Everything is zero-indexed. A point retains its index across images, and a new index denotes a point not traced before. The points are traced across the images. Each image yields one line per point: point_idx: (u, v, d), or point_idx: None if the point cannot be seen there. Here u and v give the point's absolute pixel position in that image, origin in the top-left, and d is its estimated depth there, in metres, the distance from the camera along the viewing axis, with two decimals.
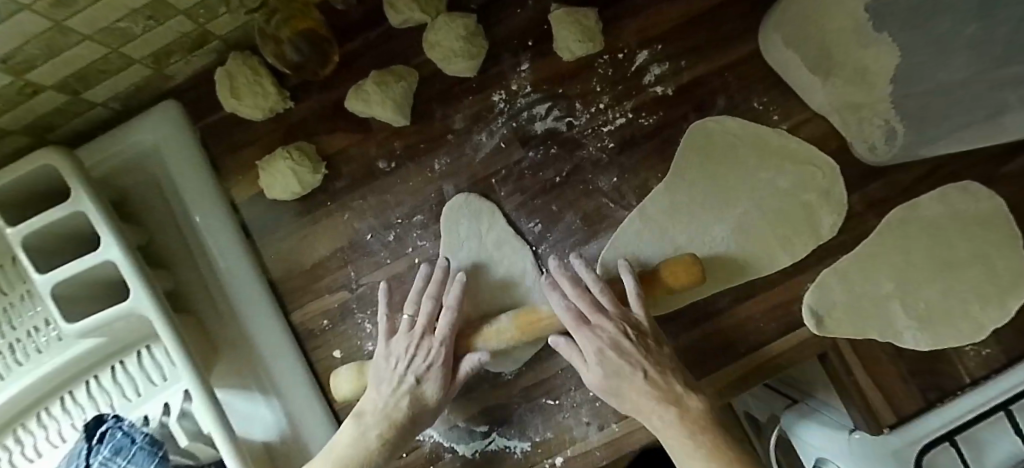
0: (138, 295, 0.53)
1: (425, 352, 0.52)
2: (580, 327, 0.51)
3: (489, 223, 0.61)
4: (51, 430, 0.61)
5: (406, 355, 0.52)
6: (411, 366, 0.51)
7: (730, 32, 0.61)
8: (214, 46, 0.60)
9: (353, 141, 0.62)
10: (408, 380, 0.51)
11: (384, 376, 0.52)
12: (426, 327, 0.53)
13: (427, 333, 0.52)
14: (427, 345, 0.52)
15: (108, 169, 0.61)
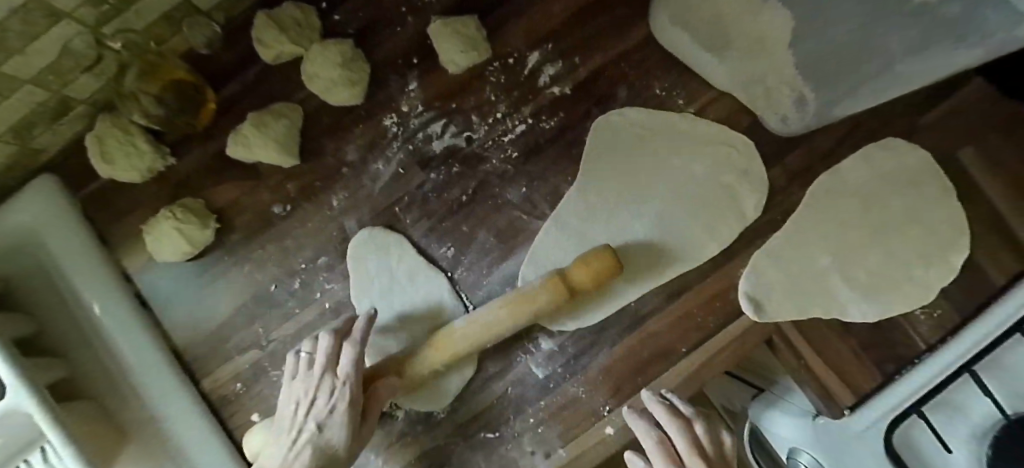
0: (14, 391, 0.48)
1: (325, 392, 0.47)
2: (670, 464, 0.45)
3: (402, 259, 0.57)
4: None
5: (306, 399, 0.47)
6: (311, 411, 0.46)
7: (621, 20, 0.59)
8: (81, 111, 0.57)
9: (244, 190, 0.59)
10: (309, 427, 0.46)
11: (283, 424, 0.47)
12: (329, 365, 0.48)
13: (328, 373, 0.47)
14: (327, 384, 0.47)
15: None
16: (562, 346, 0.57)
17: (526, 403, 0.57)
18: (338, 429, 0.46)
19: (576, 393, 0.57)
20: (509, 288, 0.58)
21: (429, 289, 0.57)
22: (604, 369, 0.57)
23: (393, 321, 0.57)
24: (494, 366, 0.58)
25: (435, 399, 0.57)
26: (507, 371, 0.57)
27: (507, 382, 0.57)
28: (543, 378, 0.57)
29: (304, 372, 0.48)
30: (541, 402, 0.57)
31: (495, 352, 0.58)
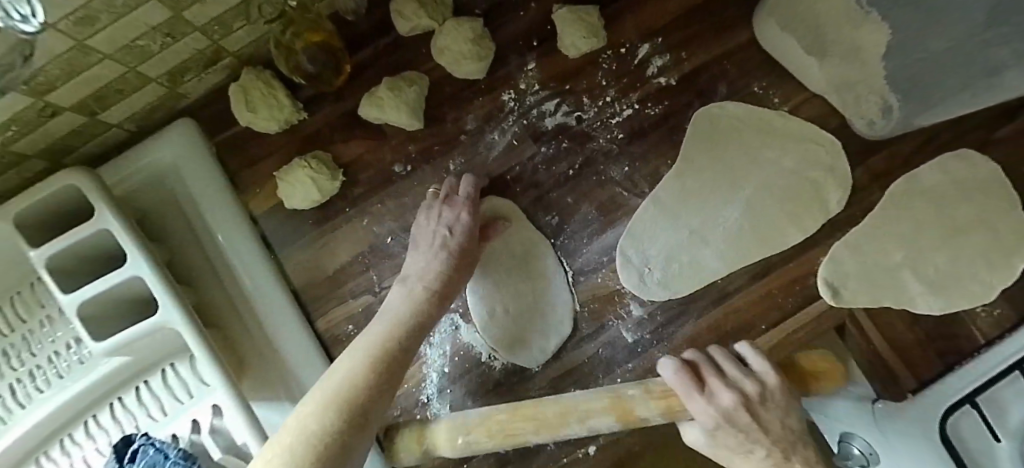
0: (168, 308, 0.53)
1: (450, 209, 0.57)
2: (702, 388, 0.53)
3: (515, 234, 0.62)
4: (76, 455, 0.60)
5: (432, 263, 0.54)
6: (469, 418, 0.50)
7: (726, 22, 0.64)
8: (227, 63, 0.61)
9: (368, 148, 0.63)
10: (441, 233, 0.56)
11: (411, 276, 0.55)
12: (456, 257, 0.55)
13: (450, 198, 0.59)
14: (451, 202, 0.58)
15: (126, 191, 0.62)
16: (652, 314, 0.62)
17: (615, 364, 0.62)
18: (421, 290, 0.53)
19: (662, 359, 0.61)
20: (606, 258, 0.63)
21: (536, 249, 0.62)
22: (689, 339, 0.62)
23: (500, 279, 0.62)
24: (588, 328, 0.62)
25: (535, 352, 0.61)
26: (600, 333, 0.62)
27: (599, 343, 0.62)
28: (633, 342, 0.62)
29: (423, 218, 0.59)
30: (630, 364, 0.61)
31: (590, 315, 0.62)
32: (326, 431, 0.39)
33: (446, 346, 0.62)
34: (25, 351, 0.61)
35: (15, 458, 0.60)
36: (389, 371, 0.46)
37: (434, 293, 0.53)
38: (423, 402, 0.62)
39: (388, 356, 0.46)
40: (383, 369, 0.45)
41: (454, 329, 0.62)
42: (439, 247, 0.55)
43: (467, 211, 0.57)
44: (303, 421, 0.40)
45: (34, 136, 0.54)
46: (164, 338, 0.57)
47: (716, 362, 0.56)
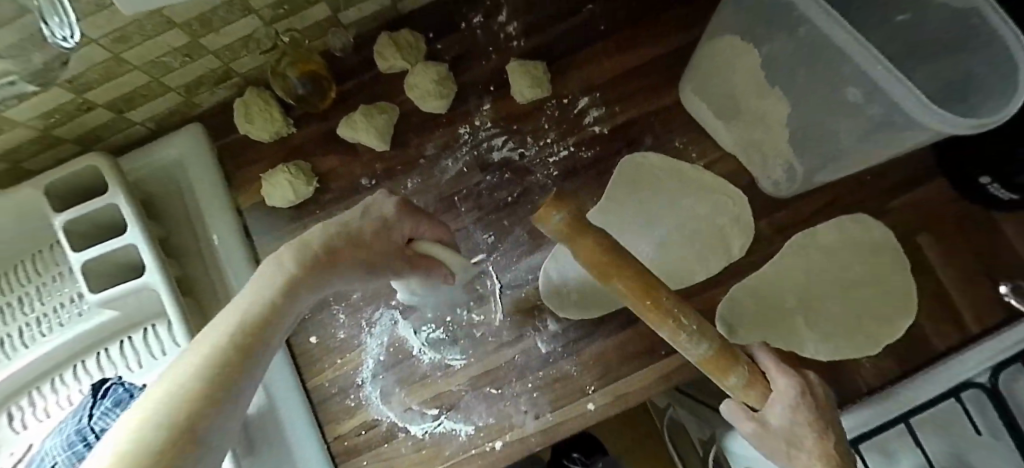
0: (153, 273, 0.64)
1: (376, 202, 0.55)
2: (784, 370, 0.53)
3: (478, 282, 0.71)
4: (61, 393, 0.72)
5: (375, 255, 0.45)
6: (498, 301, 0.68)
7: (657, 85, 0.74)
8: (235, 81, 0.74)
9: (342, 162, 0.75)
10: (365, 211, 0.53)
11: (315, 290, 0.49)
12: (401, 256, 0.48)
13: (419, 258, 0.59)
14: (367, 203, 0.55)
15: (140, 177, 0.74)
16: (565, 330, 0.70)
17: (528, 371, 0.70)
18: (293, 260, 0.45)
19: (570, 370, 0.69)
20: (531, 276, 0.72)
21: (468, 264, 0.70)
22: (596, 355, 0.70)
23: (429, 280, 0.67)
24: (508, 335, 0.71)
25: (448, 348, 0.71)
26: (518, 342, 0.70)
27: (516, 350, 0.70)
28: (545, 353, 0.70)
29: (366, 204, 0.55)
30: (541, 372, 0.70)
31: (511, 325, 0.71)
32: (179, 418, 0.29)
33: (384, 337, 0.71)
34: (37, 299, 0.73)
35: (15, 386, 0.71)
36: (262, 334, 0.39)
37: (307, 265, 0.45)
38: (358, 384, 0.71)
39: (262, 320, 0.40)
40: (250, 348, 0.38)
41: (393, 324, 0.71)
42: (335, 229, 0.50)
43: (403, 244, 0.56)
44: (146, 402, 0.30)
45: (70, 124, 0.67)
46: (148, 299, 0.68)
47: (766, 354, 0.55)
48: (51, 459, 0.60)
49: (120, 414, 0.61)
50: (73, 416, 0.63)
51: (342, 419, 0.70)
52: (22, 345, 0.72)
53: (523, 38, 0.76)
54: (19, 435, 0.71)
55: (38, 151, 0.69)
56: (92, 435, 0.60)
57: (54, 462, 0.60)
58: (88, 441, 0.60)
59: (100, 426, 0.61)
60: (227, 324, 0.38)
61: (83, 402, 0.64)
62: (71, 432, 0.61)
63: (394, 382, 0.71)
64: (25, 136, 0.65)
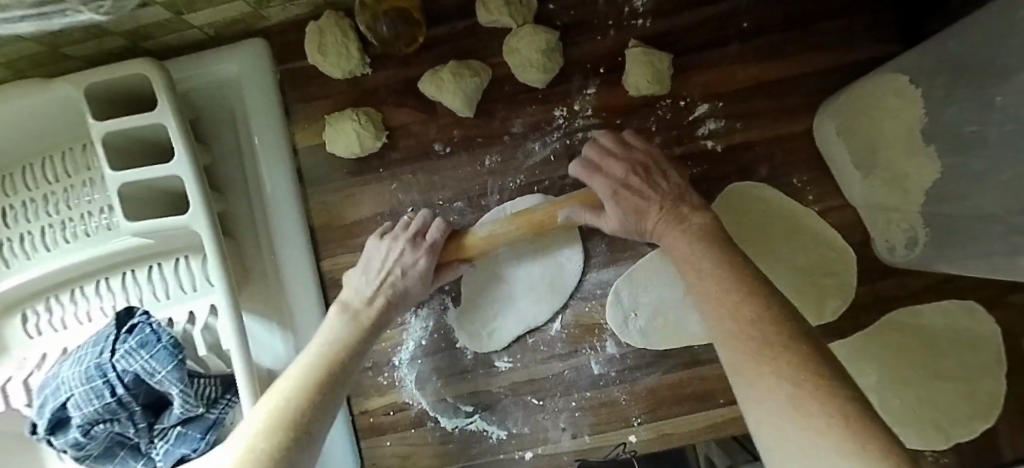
0: (196, 211, 0.57)
1: (413, 248, 0.58)
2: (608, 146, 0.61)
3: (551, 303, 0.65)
4: (82, 307, 0.67)
5: (388, 261, 0.58)
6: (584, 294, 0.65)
7: (789, 108, 0.64)
8: (312, 0, 0.64)
9: (417, 119, 0.66)
10: (392, 270, 0.58)
11: (371, 268, 0.59)
12: (416, 234, 0.59)
13: (415, 237, 0.59)
14: (416, 243, 0.59)
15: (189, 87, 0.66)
16: (624, 355, 0.65)
17: (575, 388, 0.65)
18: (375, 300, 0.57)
19: (618, 398, 0.65)
20: (600, 291, 0.65)
21: (558, 277, 0.64)
22: (649, 389, 0.65)
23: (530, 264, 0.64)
24: (561, 348, 0.65)
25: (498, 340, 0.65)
26: (571, 357, 0.65)
27: (567, 365, 0.65)
28: (597, 374, 0.65)
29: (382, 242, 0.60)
30: (588, 393, 0.65)
31: (567, 338, 0.65)
32: (298, 408, 0.46)
33: (429, 321, 0.66)
34: (62, 201, 0.66)
35: (31, 290, 0.67)
36: (339, 370, 0.51)
37: (388, 305, 0.57)
38: (394, 364, 0.66)
39: (354, 345, 0.54)
40: (324, 385, 0.49)
41: (442, 309, 0.66)
42: (388, 286, 0.58)
43: (428, 251, 0.58)
44: (275, 399, 0.46)
45: (121, 18, 0.57)
46: (186, 233, 0.61)
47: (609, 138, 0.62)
48: (68, 390, 0.56)
49: (145, 358, 0.56)
50: (93, 345, 0.59)
51: (372, 396, 0.66)
52: (43, 247, 0.66)
53: (651, 17, 0.64)
54: (32, 341, 0.68)
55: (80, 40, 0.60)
56: (112, 373, 0.57)
57: (72, 393, 0.56)
58: (108, 378, 0.56)
59: (122, 366, 0.57)
60: (335, 334, 0.54)
61: (104, 331, 0.59)
62: (90, 364, 0.57)
63: (432, 369, 0.66)
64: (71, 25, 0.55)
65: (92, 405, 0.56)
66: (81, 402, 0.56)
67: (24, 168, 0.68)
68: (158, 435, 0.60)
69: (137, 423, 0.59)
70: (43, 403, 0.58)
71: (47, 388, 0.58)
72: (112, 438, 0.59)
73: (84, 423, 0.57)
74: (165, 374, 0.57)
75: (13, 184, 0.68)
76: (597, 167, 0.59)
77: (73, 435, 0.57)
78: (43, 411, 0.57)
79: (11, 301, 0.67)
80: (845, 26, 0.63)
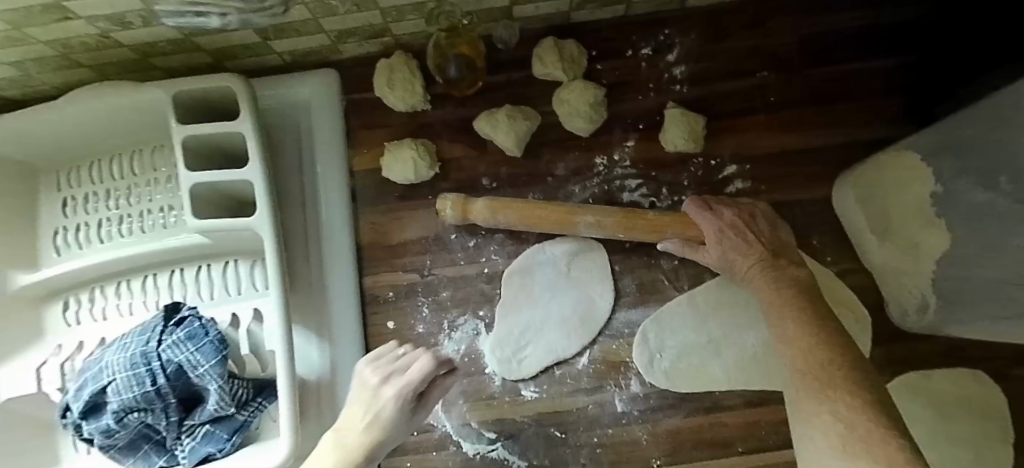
0: (261, 215, 0.61)
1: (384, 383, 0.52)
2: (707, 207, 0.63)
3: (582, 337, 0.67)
4: (124, 300, 0.70)
5: (371, 395, 0.51)
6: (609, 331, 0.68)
7: (810, 175, 0.70)
8: (385, 41, 0.71)
9: (467, 155, 0.72)
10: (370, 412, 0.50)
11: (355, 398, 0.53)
12: (394, 375, 0.52)
13: (389, 378, 0.52)
14: (381, 391, 0.51)
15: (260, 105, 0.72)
16: (647, 395, 0.67)
17: (597, 424, 0.66)
18: (350, 446, 0.49)
19: (639, 437, 0.66)
20: (627, 330, 0.68)
21: (588, 310, 0.68)
22: (670, 431, 0.66)
23: (563, 295, 0.68)
24: (586, 383, 0.67)
25: (528, 370, 0.67)
26: (595, 392, 0.67)
27: (591, 400, 0.67)
28: (620, 412, 0.66)
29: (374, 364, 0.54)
30: (610, 429, 0.66)
31: (592, 373, 0.67)
32: None
33: (461, 345, 0.68)
34: (125, 198, 0.71)
35: (77, 280, 0.69)
36: None
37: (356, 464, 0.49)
38: None
39: None
40: None
41: (474, 334, 0.68)
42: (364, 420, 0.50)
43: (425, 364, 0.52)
44: None
45: (214, 36, 0.65)
46: (243, 237, 0.65)
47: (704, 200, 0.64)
48: (110, 375, 0.58)
49: (191, 350, 0.59)
50: (139, 334, 0.61)
51: None
52: (98, 239, 0.71)
53: (688, 84, 0.72)
54: (71, 329, 0.70)
55: (170, 52, 0.68)
56: (156, 362, 0.58)
57: (114, 378, 0.58)
58: (152, 366, 0.58)
59: (167, 356, 0.58)
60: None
61: (151, 323, 0.62)
62: (135, 351, 0.59)
63: (459, 392, 0.67)
64: (166, 36, 0.64)
65: (132, 392, 0.57)
66: (122, 388, 0.57)
67: (91, 164, 0.73)
68: (186, 432, 0.61)
69: (169, 416, 0.60)
70: (83, 385, 0.59)
71: (88, 371, 0.60)
72: (140, 431, 0.60)
73: (120, 409, 0.58)
74: (207, 368, 0.59)
75: (78, 178, 0.72)
76: (705, 206, 0.63)
77: (106, 421, 0.58)
78: (82, 393, 0.58)
79: (56, 288, 0.69)
80: (861, 108, 0.71)
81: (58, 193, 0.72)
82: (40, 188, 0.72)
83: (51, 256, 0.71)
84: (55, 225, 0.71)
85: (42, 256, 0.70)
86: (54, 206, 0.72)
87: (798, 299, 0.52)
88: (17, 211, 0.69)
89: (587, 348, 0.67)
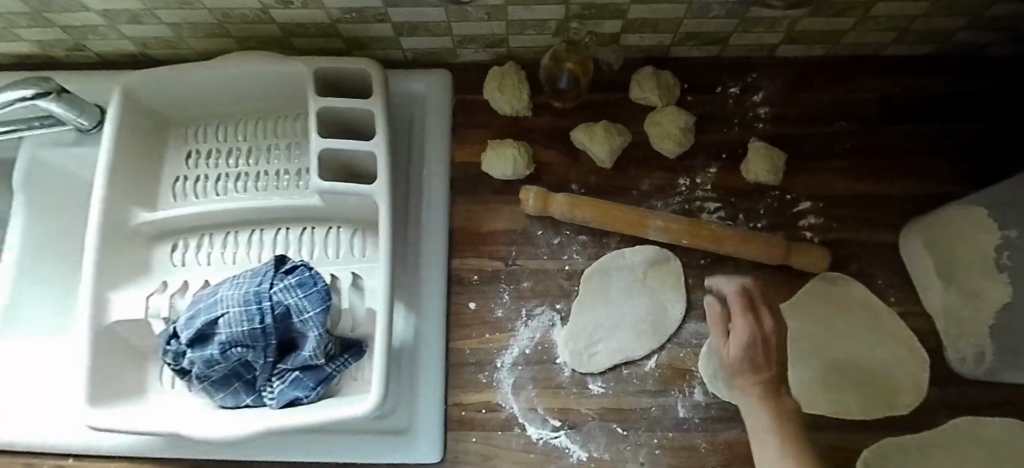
0: (381, 184, 0.67)
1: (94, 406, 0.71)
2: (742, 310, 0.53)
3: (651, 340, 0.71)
4: (229, 248, 0.75)
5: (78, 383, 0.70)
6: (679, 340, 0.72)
7: (879, 219, 0.75)
8: (500, 52, 0.79)
9: (560, 160, 0.78)
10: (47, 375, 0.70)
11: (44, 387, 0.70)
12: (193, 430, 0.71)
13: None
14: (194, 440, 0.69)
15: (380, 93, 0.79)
16: (709, 405, 0.69)
17: (659, 426, 0.69)
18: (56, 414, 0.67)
19: (698, 444, 0.68)
20: (695, 341, 0.71)
21: (661, 316, 0.71)
22: (728, 443, 0.68)
23: (635, 301, 0.72)
24: (652, 385, 0.70)
25: (598, 365, 0.70)
26: (659, 395, 0.70)
27: (655, 402, 0.70)
28: (682, 418, 0.69)
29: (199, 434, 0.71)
30: (670, 433, 0.69)
31: (658, 377, 0.70)
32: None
33: (536, 332, 0.72)
34: (247, 158, 0.78)
35: (192, 224, 0.74)
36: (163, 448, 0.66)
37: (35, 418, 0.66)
38: (496, 366, 0.71)
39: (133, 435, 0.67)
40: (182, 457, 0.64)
41: (550, 325, 0.72)
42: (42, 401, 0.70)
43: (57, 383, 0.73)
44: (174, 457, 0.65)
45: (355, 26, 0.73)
46: (354, 203, 0.70)
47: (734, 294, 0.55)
48: (223, 307, 0.62)
49: (300, 295, 0.63)
50: (251, 276, 0.65)
51: (469, 390, 0.70)
52: (215, 191, 0.77)
53: (769, 124, 0.78)
54: (175, 269, 0.74)
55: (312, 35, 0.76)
56: (267, 302, 0.63)
57: (227, 311, 0.62)
58: (263, 305, 0.62)
59: (277, 298, 0.63)
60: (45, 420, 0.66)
61: (262, 268, 0.66)
62: (249, 290, 0.63)
63: (530, 378, 0.70)
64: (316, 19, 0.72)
65: (242, 326, 0.61)
66: (234, 321, 0.62)
67: (219, 124, 0.80)
68: (276, 375, 0.65)
69: (266, 357, 0.64)
70: (194, 315, 0.63)
71: (201, 302, 0.64)
72: (236, 367, 0.64)
73: (227, 341, 0.62)
74: (312, 314, 0.63)
75: (206, 135, 0.79)
76: (746, 309, 0.53)
77: (211, 351, 0.62)
78: (194, 322, 0.62)
79: (170, 230, 0.75)
80: (928, 165, 0.76)
81: (184, 145, 0.79)
82: (170, 140, 0.79)
83: (169, 200, 0.77)
84: (178, 173, 0.78)
85: (161, 199, 0.76)
86: (179, 156, 0.79)
87: (773, 409, 0.50)
88: (149, 156, 0.76)
89: (656, 351, 0.71)
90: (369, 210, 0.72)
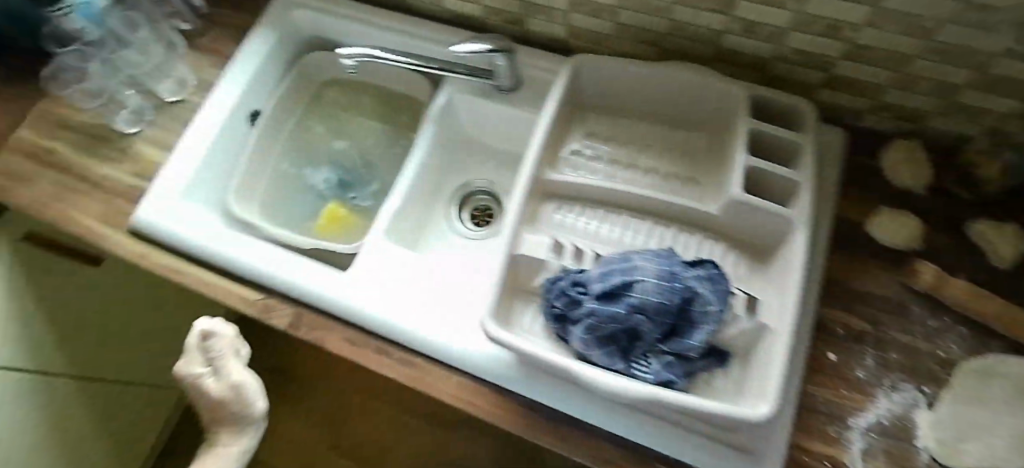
0: (805, 208, 0.70)
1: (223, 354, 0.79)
2: None
3: None
4: (607, 225, 0.81)
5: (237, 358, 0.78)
6: None
7: None
8: (907, 126, 0.84)
9: (951, 247, 0.77)
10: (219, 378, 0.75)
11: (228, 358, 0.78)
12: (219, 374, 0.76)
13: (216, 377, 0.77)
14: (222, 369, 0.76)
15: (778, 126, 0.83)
16: None
17: None
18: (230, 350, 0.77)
19: None
20: None
21: None
22: None
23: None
24: None
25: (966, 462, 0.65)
26: None
27: None
28: None
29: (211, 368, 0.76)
30: None
31: None
32: None
33: (897, 407, 0.69)
34: (640, 155, 0.86)
35: (586, 196, 0.82)
36: None
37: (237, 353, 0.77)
38: (848, 425, 0.68)
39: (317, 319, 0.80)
40: None
41: (913, 404, 0.69)
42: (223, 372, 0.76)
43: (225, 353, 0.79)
44: None
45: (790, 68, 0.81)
46: (755, 223, 0.74)
47: None
48: (640, 274, 0.68)
49: (710, 290, 0.66)
50: (660, 256, 0.71)
51: (817, 436, 0.68)
52: (606, 172, 0.85)
53: None
54: (555, 226, 0.81)
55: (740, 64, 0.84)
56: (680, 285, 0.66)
57: (644, 279, 0.67)
58: (678, 286, 0.66)
59: (691, 284, 0.66)
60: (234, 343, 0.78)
61: (668, 256, 0.71)
62: (665, 268, 0.68)
63: (883, 450, 0.67)
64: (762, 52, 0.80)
65: (656, 296, 0.66)
66: (650, 289, 0.66)
67: (618, 118, 0.90)
68: (652, 353, 0.68)
69: (655, 331, 0.67)
70: (610, 270, 0.70)
71: (614, 264, 0.71)
72: (625, 329, 0.68)
73: (636, 304, 0.67)
74: (716, 309, 0.65)
75: (605, 125, 0.89)
76: None
77: (617, 307, 0.67)
78: (610, 278, 0.69)
79: (565, 195, 0.83)
80: None
81: (584, 127, 0.89)
82: (574, 122, 0.90)
83: (564, 167, 0.85)
84: (574, 146, 0.87)
85: (560, 165, 0.85)
86: (577, 135, 0.88)
87: None
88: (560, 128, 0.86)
89: None
90: (758, 232, 0.75)
